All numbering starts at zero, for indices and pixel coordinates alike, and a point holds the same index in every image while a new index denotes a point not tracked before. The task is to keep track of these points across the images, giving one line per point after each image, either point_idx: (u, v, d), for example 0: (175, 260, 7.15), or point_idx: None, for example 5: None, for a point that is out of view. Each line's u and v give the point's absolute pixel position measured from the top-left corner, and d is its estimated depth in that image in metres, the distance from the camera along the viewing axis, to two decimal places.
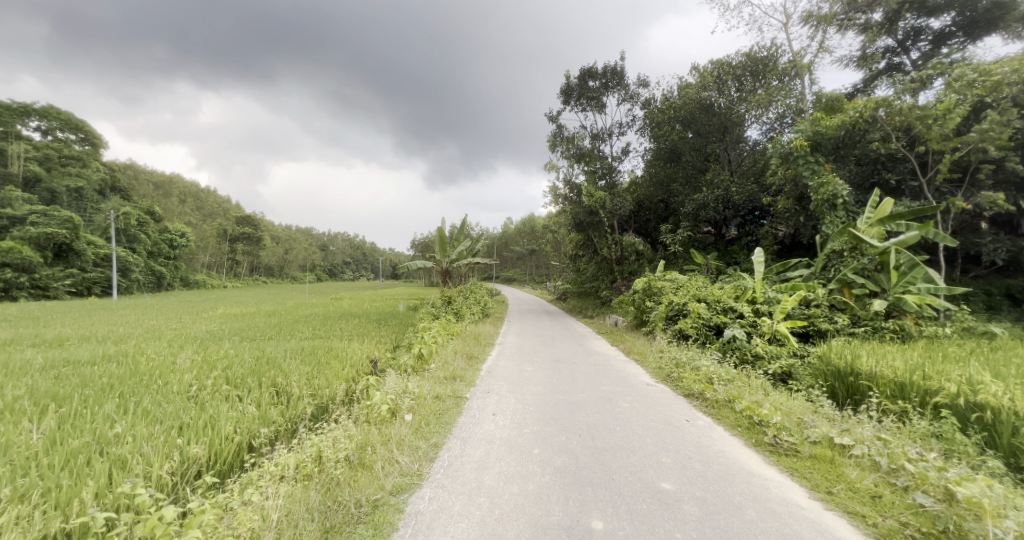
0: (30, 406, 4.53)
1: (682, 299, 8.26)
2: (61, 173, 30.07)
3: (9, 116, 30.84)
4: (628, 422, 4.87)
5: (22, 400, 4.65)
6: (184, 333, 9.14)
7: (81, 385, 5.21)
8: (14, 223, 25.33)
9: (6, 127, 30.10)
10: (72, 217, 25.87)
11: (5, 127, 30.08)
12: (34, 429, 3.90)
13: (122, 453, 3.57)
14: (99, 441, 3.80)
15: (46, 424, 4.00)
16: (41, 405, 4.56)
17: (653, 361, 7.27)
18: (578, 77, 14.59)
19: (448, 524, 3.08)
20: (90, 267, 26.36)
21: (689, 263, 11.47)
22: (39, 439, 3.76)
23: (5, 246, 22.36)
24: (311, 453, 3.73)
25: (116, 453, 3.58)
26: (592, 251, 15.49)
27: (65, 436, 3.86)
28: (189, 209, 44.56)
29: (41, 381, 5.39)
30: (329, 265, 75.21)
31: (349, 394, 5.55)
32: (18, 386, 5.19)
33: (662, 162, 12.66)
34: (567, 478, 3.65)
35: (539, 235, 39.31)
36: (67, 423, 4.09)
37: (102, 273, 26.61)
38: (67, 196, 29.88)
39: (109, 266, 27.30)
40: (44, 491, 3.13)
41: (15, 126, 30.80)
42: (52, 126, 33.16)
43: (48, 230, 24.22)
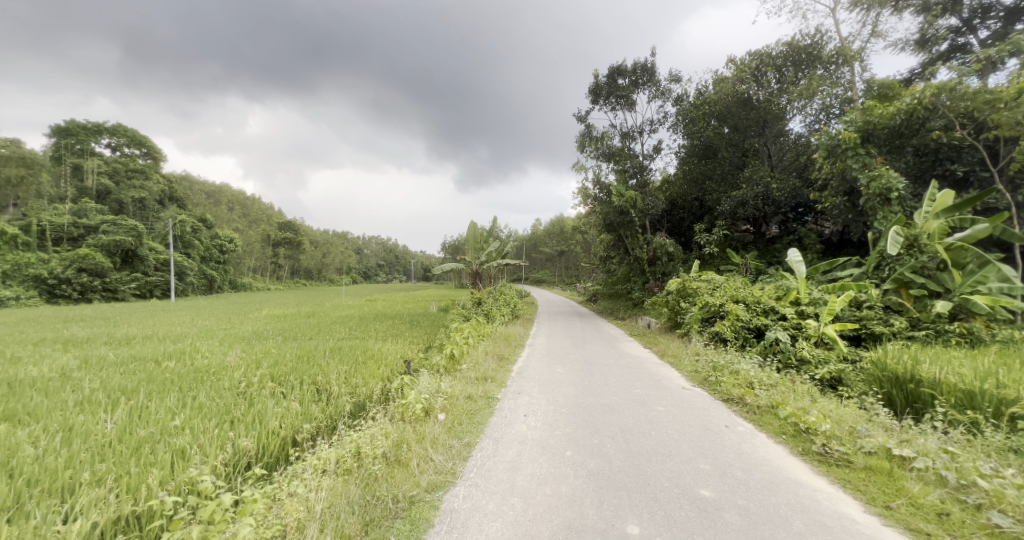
0: (103, 397, 4.86)
1: (719, 300, 7.98)
2: (128, 186, 32.44)
3: (85, 135, 33.63)
4: (665, 426, 4.71)
5: (97, 392, 5.00)
6: (233, 332, 9.68)
7: (145, 379, 5.56)
8: (88, 232, 27.47)
9: (84, 145, 32.82)
10: (137, 225, 27.81)
11: (83, 146, 32.79)
12: (108, 419, 4.18)
13: (180, 444, 3.76)
14: (162, 431, 4.02)
15: (117, 415, 4.27)
16: (112, 397, 4.89)
17: (688, 365, 7.03)
18: (607, 75, 14.38)
19: (483, 523, 3.07)
20: (153, 272, 28.12)
21: (726, 263, 11.07)
22: (111, 429, 4.02)
23: (82, 253, 24.47)
24: (350, 449, 3.80)
25: (177, 443, 3.78)
26: (623, 251, 15.23)
27: (134, 427, 4.11)
28: (235, 215, 47.01)
29: (112, 375, 5.79)
30: (364, 268, 77.55)
31: (384, 393, 5.65)
32: (93, 379, 5.61)
33: (696, 159, 12.25)
34: (601, 482, 3.56)
35: (569, 237, 39.25)
36: (135, 414, 4.36)
37: (162, 277, 28.40)
38: (132, 206, 32.09)
39: (169, 270, 29.00)
40: (115, 477, 3.33)
41: (88, 142, 33.45)
42: (121, 142, 35.73)
43: (116, 238, 26.21)
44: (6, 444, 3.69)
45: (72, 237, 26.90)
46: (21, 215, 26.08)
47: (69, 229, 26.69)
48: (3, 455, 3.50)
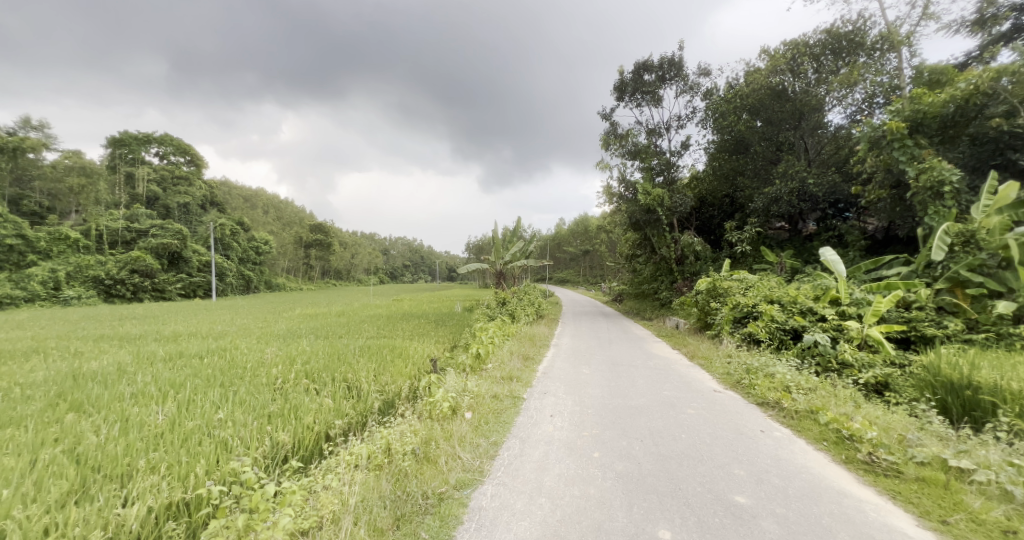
0: (155, 390, 5.10)
1: (752, 300, 7.71)
2: (174, 192, 34.20)
3: (135, 144, 35.60)
4: (696, 430, 4.57)
5: (148, 386, 5.26)
6: (269, 330, 10.03)
7: (191, 374, 5.81)
8: (139, 235, 29.11)
9: (134, 154, 34.76)
10: (182, 229, 29.26)
11: (134, 155, 34.74)
12: (159, 411, 4.38)
13: (224, 436, 3.91)
14: (207, 423, 4.19)
15: (167, 407, 4.48)
16: (162, 390, 5.13)
17: (720, 366, 6.83)
18: (632, 71, 14.13)
19: (511, 522, 3.05)
20: (196, 273, 29.52)
21: (760, 261, 10.70)
22: (162, 420, 4.22)
23: (133, 256, 25.90)
24: (380, 445, 3.84)
25: (220, 435, 3.94)
26: (650, 250, 14.93)
27: (182, 418, 4.30)
28: (270, 218, 48.73)
29: (161, 369, 6.08)
30: (391, 269, 79.00)
31: (412, 391, 5.70)
32: (145, 373, 5.91)
33: (727, 154, 11.87)
34: (631, 485, 3.48)
35: (594, 236, 38.94)
36: (183, 406, 4.56)
37: (205, 277, 29.81)
38: (178, 211, 33.79)
39: (211, 272, 30.39)
40: (167, 465, 3.49)
41: (139, 151, 35.38)
42: (168, 151, 37.64)
43: (164, 241, 27.65)
44: (71, 432, 3.93)
45: (126, 241, 28.59)
46: (81, 220, 27.90)
47: (123, 233, 28.35)
48: (69, 442, 3.72)
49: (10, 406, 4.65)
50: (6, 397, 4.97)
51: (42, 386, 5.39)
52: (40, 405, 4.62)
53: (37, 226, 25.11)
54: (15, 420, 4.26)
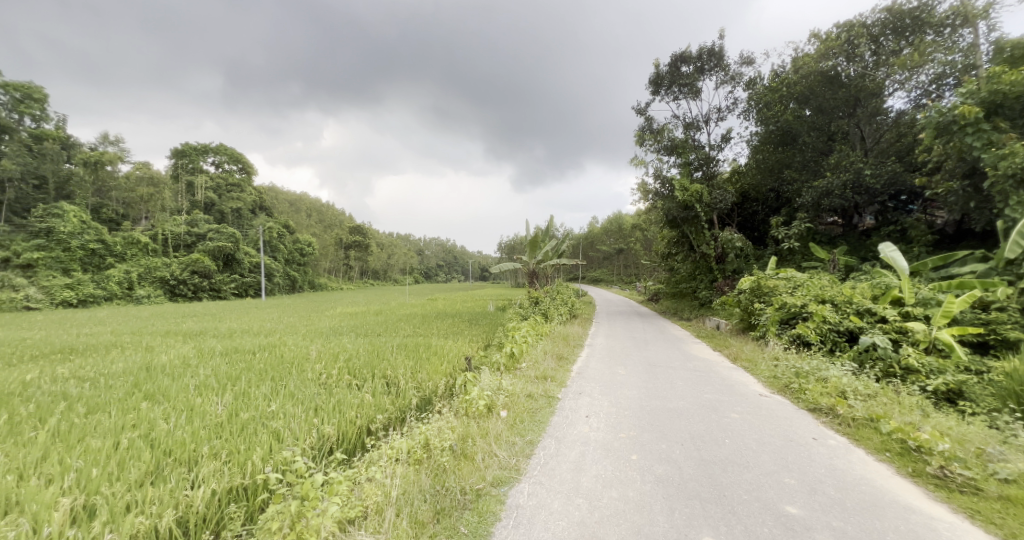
0: (215, 382, 5.39)
1: (801, 300, 7.29)
2: (227, 198, 36.29)
3: (194, 154, 37.98)
4: (741, 435, 4.35)
5: (208, 378, 5.56)
6: (313, 328, 10.41)
7: (245, 368, 6.09)
8: (198, 239, 30.94)
9: (194, 163, 37.10)
10: (235, 233, 30.99)
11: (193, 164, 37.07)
12: (219, 402, 4.63)
13: (276, 427, 4.07)
14: (261, 415, 4.39)
15: (225, 399, 4.72)
16: (220, 383, 5.41)
17: (765, 370, 6.49)
18: (669, 64, 13.70)
19: (549, 521, 3.00)
20: (248, 273, 31.24)
21: (809, 259, 10.13)
22: (222, 411, 4.44)
23: (193, 258, 27.65)
24: (419, 440, 3.87)
25: (273, 426, 4.11)
26: (688, 248, 14.45)
27: (239, 409, 4.51)
28: (312, 220, 50.75)
29: (219, 363, 6.42)
30: (425, 269, 80.55)
31: (448, 389, 5.74)
32: (205, 367, 6.25)
33: (772, 146, 11.30)
34: (671, 489, 3.34)
35: (628, 235, 38.24)
36: (239, 398, 4.79)
37: (256, 278, 31.58)
38: (231, 216, 35.86)
39: (260, 272, 32.07)
40: (228, 452, 3.67)
41: (199, 161, 37.70)
42: (222, 160, 39.93)
43: (219, 244, 29.38)
44: (146, 418, 4.21)
45: (187, 244, 30.35)
46: (150, 226, 30.12)
47: (185, 237, 30.13)
48: (144, 428, 3.99)
49: (94, 393, 5.03)
50: (90, 385, 5.39)
51: (119, 376, 5.80)
52: (119, 393, 4.98)
53: (114, 232, 27.40)
54: (99, 406, 4.62)
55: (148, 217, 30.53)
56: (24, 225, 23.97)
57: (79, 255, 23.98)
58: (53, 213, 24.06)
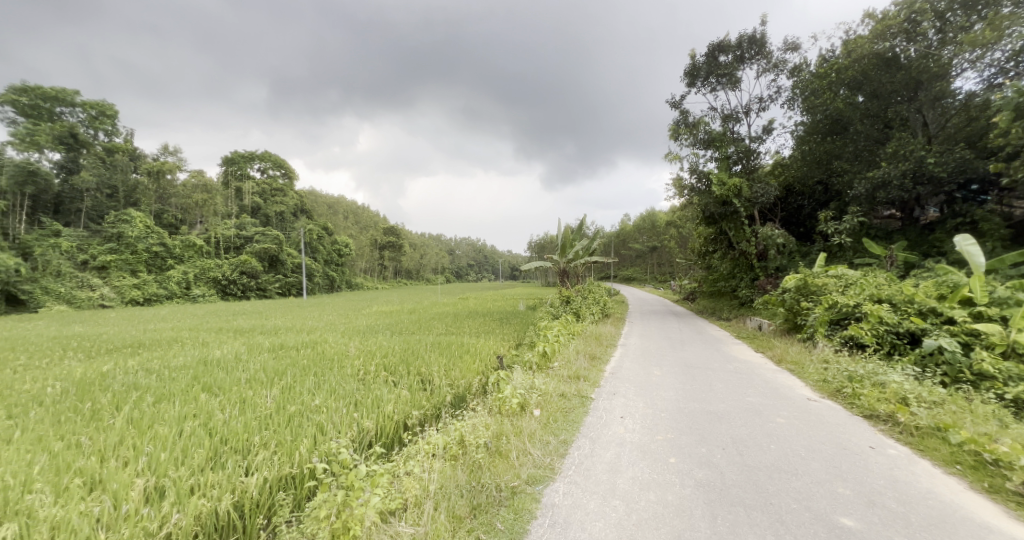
0: (264, 377, 5.59)
1: (854, 300, 6.83)
2: (271, 201, 37.94)
3: (241, 161, 39.95)
4: (788, 441, 4.09)
5: (257, 373, 5.78)
6: (351, 326, 10.68)
7: (289, 364, 6.30)
8: (246, 241, 32.48)
9: (241, 169, 39.03)
10: (278, 235, 32.29)
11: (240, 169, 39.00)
12: (267, 396, 4.79)
13: (320, 420, 4.17)
14: (306, 408, 4.51)
15: (273, 392, 4.89)
16: (267, 377, 5.61)
17: (813, 373, 6.12)
18: (705, 54, 13.22)
19: (586, 521, 2.92)
20: (291, 273, 32.62)
21: (861, 255, 9.51)
22: (271, 403, 4.60)
23: (242, 260, 29.04)
24: (455, 437, 3.86)
25: (317, 418, 4.21)
26: (728, 245, 13.89)
27: (286, 402, 4.66)
28: (349, 222, 52.33)
29: (265, 359, 6.67)
30: (456, 269, 81.60)
31: (482, 387, 5.73)
32: (254, 362, 6.51)
33: (820, 136, 10.68)
34: (713, 494, 3.17)
35: (664, 232, 37.31)
36: (285, 392, 4.95)
37: (297, 278, 32.95)
38: (275, 219, 37.48)
39: (301, 273, 33.38)
40: (277, 442, 3.79)
41: (246, 167, 39.60)
42: (267, 166, 41.81)
43: (264, 245, 30.75)
44: (204, 409, 4.41)
45: (236, 246, 31.95)
46: (203, 230, 31.92)
47: (235, 239, 31.77)
48: (203, 417, 4.18)
49: (161, 384, 5.34)
50: (155, 376, 5.73)
51: (180, 369, 6.13)
52: (181, 385, 5.25)
53: (173, 236, 29.29)
54: (165, 396, 4.89)
55: (203, 221, 32.37)
56: (99, 230, 26.20)
57: (144, 257, 25.81)
58: (122, 219, 26.00)
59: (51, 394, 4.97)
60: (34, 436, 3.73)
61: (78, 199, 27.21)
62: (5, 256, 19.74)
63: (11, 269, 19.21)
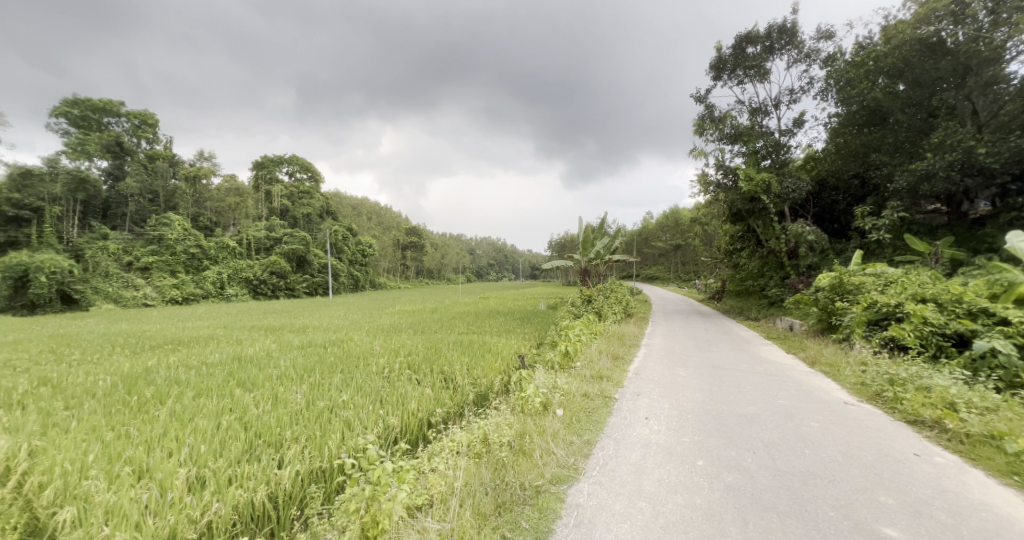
0: (293, 373, 5.71)
1: (894, 300, 6.49)
2: (298, 203, 38.93)
3: (270, 164, 41.15)
4: (824, 445, 3.90)
5: (287, 369, 5.90)
6: (376, 324, 10.84)
7: (316, 361, 6.42)
8: (275, 242, 33.24)
9: (270, 172, 40.20)
10: (305, 236, 32.97)
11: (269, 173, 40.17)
12: (297, 392, 4.88)
13: (347, 417, 4.21)
14: (334, 404, 4.57)
15: (302, 388, 4.98)
16: (297, 374, 5.73)
17: (850, 375, 5.85)
18: (732, 46, 12.83)
19: (611, 523, 2.85)
20: (317, 273, 33.37)
21: (902, 252, 9.05)
22: (301, 399, 4.68)
23: (271, 260, 29.81)
24: (478, 435, 3.83)
25: (344, 415, 4.26)
26: (756, 243, 13.46)
27: (315, 398, 4.74)
28: (372, 223, 53.27)
29: (293, 356, 6.81)
30: (477, 268, 82.06)
31: (504, 386, 5.69)
32: (283, 359, 6.66)
33: (856, 128, 10.21)
34: (744, 499, 3.03)
35: (688, 230, 36.57)
36: (314, 389, 5.03)
37: (324, 277, 33.69)
38: (303, 221, 38.40)
39: (327, 273, 34.12)
40: (307, 437, 3.85)
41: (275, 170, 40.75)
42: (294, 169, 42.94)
43: (292, 246, 31.50)
44: (239, 404, 4.53)
45: (266, 247, 32.82)
46: (236, 232, 33.02)
47: (264, 240, 32.63)
48: (238, 412, 4.29)
49: (199, 379, 5.52)
50: (194, 372, 5.92)
51: (216, 365, 6.33)
52: (217, 380, 5.41)
53: (210, 238, 29.98)
54: (203, 391, 5.05)
55: (236, 223, 33.40)
56: (142, 233, 27.55)
57: (182, 258, 26.93)
58: (162, 223, 27.24)
59: (101, 387, 5.20)
60: (87, 426, 3.90)
61: (123, 204, 28.80)
62: (60, 258, 20.67)
63: (65, 269, 19.98)
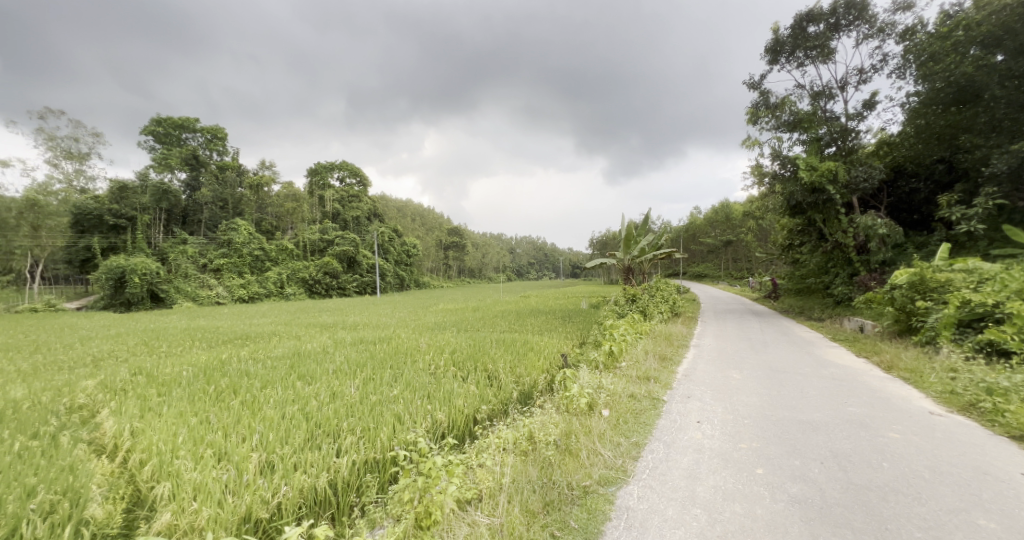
0: (347, 368, 5.86)
1: (992, 299, 5.74)
2: (348, 206, 40.60)
3: (322, 170, 43.17)
4: (908, 459, 3.45)
5: (340, 364, 6.07)
6: (420, 323, 11.03)
7: (366, 357, 6.57)
8: (328, 244, 34.51)
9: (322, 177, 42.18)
10: (355, 237, 34.26)
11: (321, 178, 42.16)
12: (351, 386, 4.99)
13: (397, 411, 4.23)
14: (387, 399, 4.61)
15: (356, 383, 5.08)
16: (349, 368, 5.88)
17: (936, 382, 5.24)
18: (791, 26, 11.94)
19: (664, 529, 2.65)
20: (366, 273, 34.65)
21: (999, 244, 8.04)
22: (354, 393, 4.77)
23: (324, 261, 31.28)
24: (524, 433, 3.71)
25: (395, 409, 4.29)
26: (818, 237, 12.47)
27: (368, 392, 4.81)
28: (416, 224, 54.73)
29: (344, 352, 7.01)
30: (517, 267, 82.34)
31: (548, 385, 5.54)
32: (335, 354, 6.87)
33: (941, 107, 9.18)
34: (813, 513, 2.73)
35: (739, 226, 34.81)
36: (367, 383, 5.12)
37: (372, 277, 34.96)
38: (352, 223, 39.99)
39: (375, 273, 35.34)
40: (361, 428, 3.89)
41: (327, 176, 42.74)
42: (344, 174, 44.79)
43: (343, 248, 32.88)
44: (300, 395, 4.67)
45: (320, 249, 34.14)
46: (293, 235, 34.95)
47: (319, 242, 34.00)
48: (301, 403, 4.43)
49: (265, 371, 5.80)
50: (261, 365, 6.24)
51: (278, 359, 6.64)
52: (280, 373, 5.65)
53: (270, 241, 32.41)
54: (269, 382, 5.29)
55: (293, 226, 35.33)
56: (214, 237, 29.77)
57: (247, 259, 28.84)
58: (230, 227, 29.37)
59: (185, 377, 5.59)
60: (176, 411, 4.17)
61: (199, 212, 31.30)
62: (150, 261, 22.78)
63: (153, 271, 22.00)
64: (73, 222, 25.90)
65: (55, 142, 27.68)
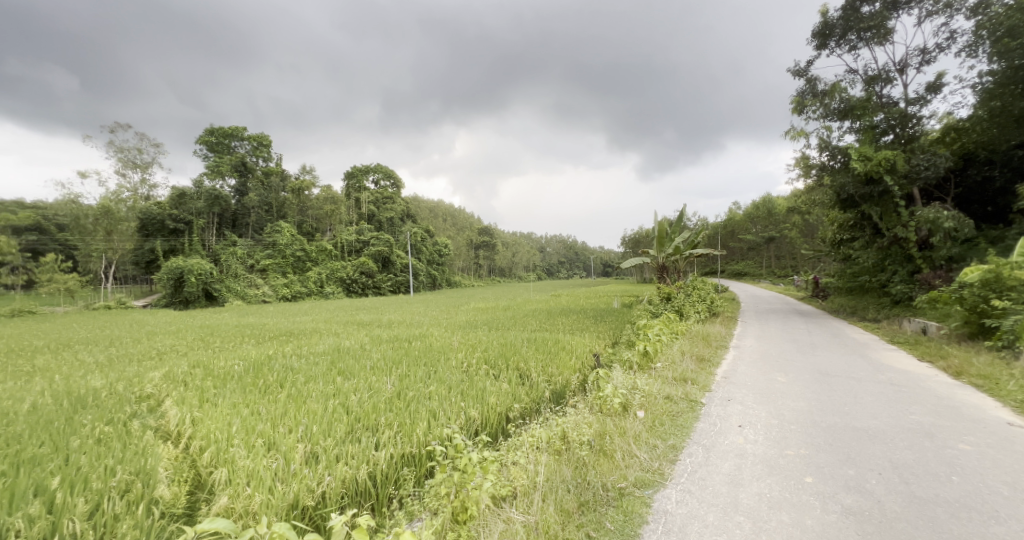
0: (383, 365, 5.90)
1: None
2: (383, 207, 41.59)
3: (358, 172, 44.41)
4: (982, 474, 3.07)
5: (376, 361, 6.13)
6: (453, 321, 11.10)
7: (400, 354, 6.60)
8: (363, 244, 35.53)
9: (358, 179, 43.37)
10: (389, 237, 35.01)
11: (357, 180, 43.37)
12: (388, 382, 4.99)
13: (432, 407, 4.18)
14: (425, 395, 4.58)
15: (392, 379, 5.08)
16: (385, 365, 5.92)
17: (1016, 391, 4.71)
18: (841, 7, 11.15)
19: (706, 535, 2.45)
20: (399, 273, 35.39)
21: None
22: (391, 389, 4.77)
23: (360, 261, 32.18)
24: (557, 432, 3.56)
25: (429, 406, 4.24)
26: (873, 231, 11.63)
27: (406, 388, 4.79)
28: (449, 224, 55.43)
29: (378, 349, 7.09)
30: (547, 266, 81.99)
31: (581, 385, 5.37)
32: (371, 351, 6.96)
33: (1019, 87, 8.29)
34: (871, 526, 2.46)
35: (782, 222, 33.20)
36: (403, 380, 5.12)
37: (406, 277, 35.67)
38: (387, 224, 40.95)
39: (408, 272, 36.02)
40: (398, 424, 3.86)
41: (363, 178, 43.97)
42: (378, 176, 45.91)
43: (378, 248, 33.71)
44: (341, 390, 4.71)
45: (357, 249, 35.16)
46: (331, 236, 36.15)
47: (355, 243, 35.03)
48: (342, 398, 4.46)
49: (309, 366, 5.92)
50: (304, 360, 6.39)
51: (318, 355, 6.79)
52: (321, 368, 5.73)
53: (310, 242, 33.66)
54: (311, 377, 5.38)
55: (332, 227, 36.53)
56: (260, 239, 31.14)
57: (290, 259, 30.06)
58: (274, 229, 30.69)
59: (237, 370, 5.79)
60: (230, 402, 4.29)
61: (247, 215, 32.79)
62: (206, 262, 24.03)
63: (208, 271, 23.25)
64: (140, 226, 27.68)
65: (126, 152, 29.96)
